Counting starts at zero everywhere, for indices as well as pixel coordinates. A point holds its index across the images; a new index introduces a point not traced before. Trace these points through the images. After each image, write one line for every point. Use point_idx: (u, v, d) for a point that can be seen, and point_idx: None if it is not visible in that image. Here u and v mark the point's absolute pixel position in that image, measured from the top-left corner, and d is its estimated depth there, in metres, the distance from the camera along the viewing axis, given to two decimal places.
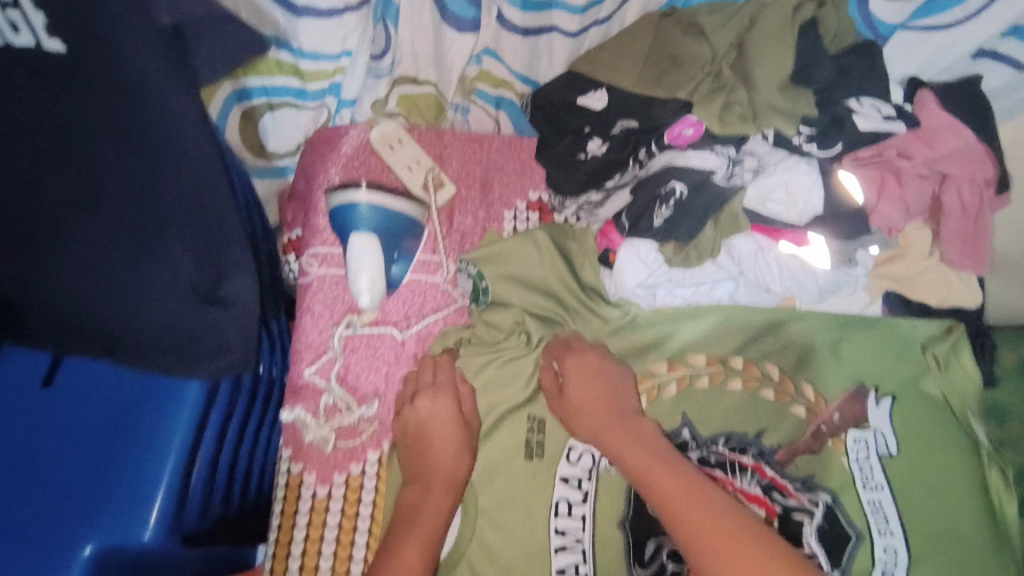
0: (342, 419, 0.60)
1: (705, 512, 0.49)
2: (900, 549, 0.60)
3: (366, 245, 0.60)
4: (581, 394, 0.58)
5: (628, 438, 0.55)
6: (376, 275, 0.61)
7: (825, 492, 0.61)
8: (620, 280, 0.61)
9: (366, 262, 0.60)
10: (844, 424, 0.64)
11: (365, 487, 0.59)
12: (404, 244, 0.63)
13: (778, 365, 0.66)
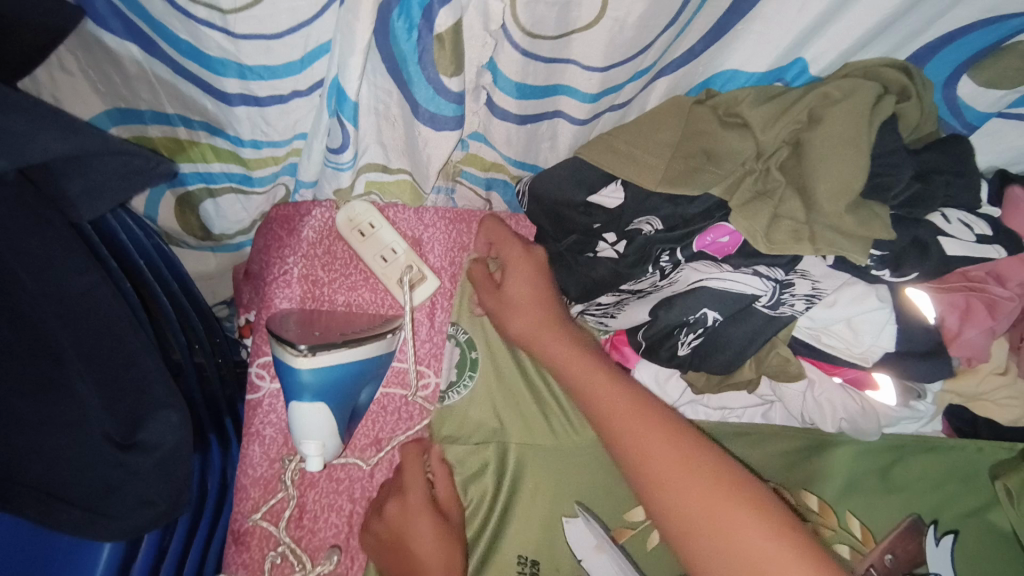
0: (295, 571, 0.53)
1: (668, 462, 0.39)
2: None
3: (312, 414, 0.50)
4: (551, 344, 0.50)
5: (580, 362, 0.48)
6: (328, 440, 0.52)
7: None
8: None
9: (312, 432, 0.51)
10: (899, 569, 0.54)
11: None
12: (360, 390, 0.53)
13: (817, 494, 0.56)
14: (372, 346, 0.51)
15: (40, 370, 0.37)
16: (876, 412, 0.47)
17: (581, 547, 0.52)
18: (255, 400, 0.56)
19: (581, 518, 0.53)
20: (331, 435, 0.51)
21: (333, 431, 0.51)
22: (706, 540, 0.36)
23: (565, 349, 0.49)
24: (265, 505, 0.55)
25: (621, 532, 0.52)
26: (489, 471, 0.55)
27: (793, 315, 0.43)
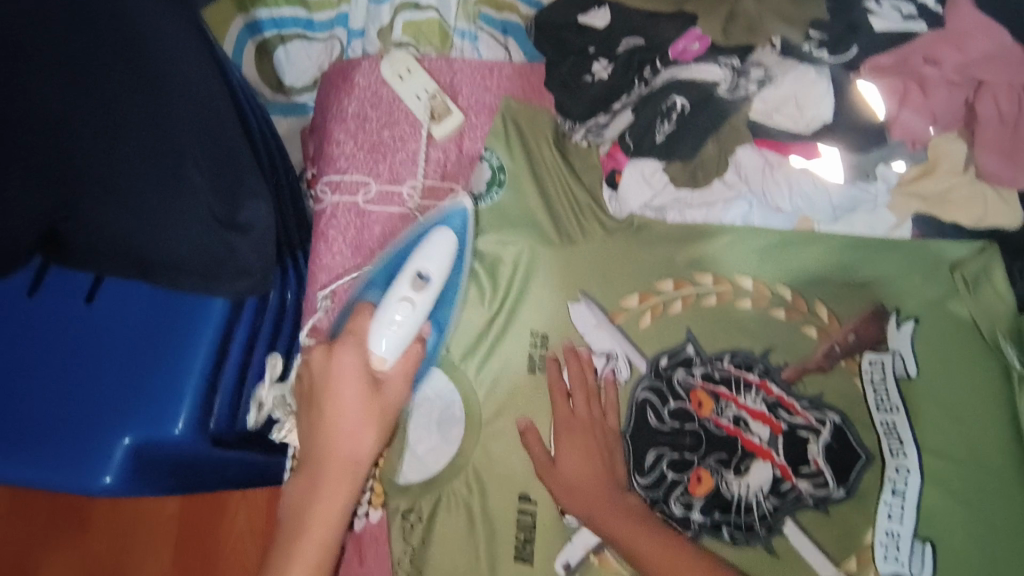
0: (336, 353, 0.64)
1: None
2: (913, 471, 0.60)
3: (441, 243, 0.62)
4: (610, 514, 0.56)
5: (601, 497, 0.57)
6: (433, 271, 0.60)
7: (834, 412, 0.62)
8: (625, 200, 0.66)
9: (423, 275, 0.59)
10: (859, 345, 0.63)
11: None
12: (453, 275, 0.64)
13: (790, 286, 0.65)
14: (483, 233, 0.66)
15: (169, 165, 0.55)
16: (828, 185, 0.63)
17: (584, 324, 0.64)
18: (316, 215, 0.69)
19: (583, 303, 0.65)
20: (414, 314, 0.58)
21: (411, 327, 0.58)
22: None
23: (621, 516, 0.56)
24: (325, 284, 0.65)
25: (618, 315, 0.65)
26: (502, 267, 0.66)
27: (749, 94, 0.62)
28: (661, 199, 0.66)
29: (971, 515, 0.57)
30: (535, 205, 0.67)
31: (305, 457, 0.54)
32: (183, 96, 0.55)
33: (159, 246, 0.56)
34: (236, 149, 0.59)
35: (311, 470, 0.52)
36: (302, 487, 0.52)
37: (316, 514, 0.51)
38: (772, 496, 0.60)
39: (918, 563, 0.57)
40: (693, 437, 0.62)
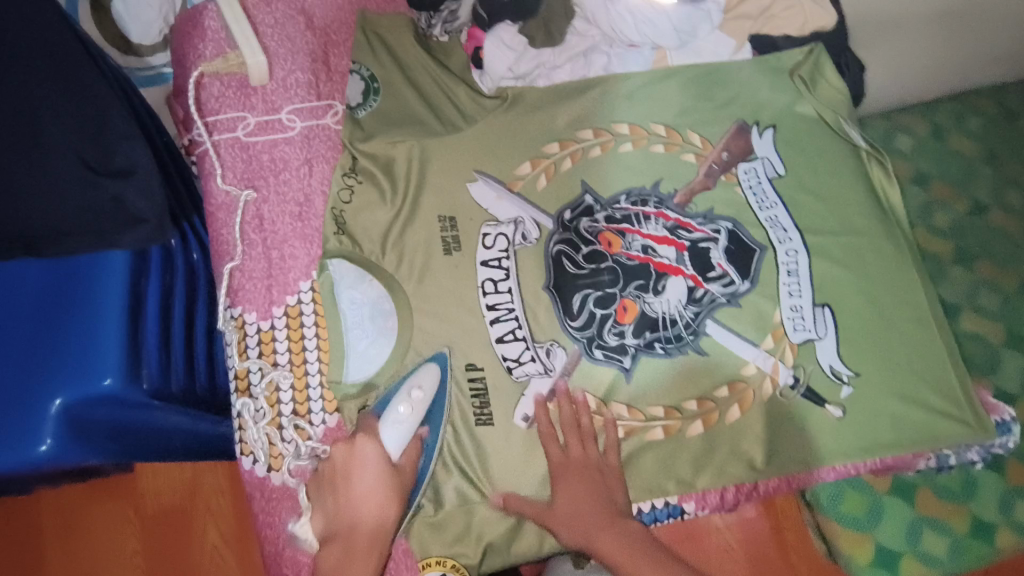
0: (254, 278, 0.64)
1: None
2: (800, 250, 0.68)
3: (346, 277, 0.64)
4: (609, 540, 0.60)
5: (606, 528, 0.60)
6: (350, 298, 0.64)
7: (724, 219, 0.68)
8: (492, 67, 0.69)
9: (418, 386, 0.61)
10: (733, 159, 0.70)
11: (278, 339, 0.64)
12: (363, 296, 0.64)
13: (662, 123, 0.71)
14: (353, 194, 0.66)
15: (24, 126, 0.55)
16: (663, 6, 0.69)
17: (486, 198, 0.67)
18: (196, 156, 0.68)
19: (481, 181, 0.68)
20: (412, 416, 0.61)
21: (413, 423, 0.61)
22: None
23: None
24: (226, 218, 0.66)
25: (516, 184, 0.68)
26: (397, 167, 0.67)
27: None
28: (523, 61, 0.70)
29: (850, 271, 0.67)
30: (417, 102, 0.69)
31: (347, 536, 0.57)
32: (27, 43, 0.56)
33: (33, 214, 0.54)
34: (95, 92, 0.58)
35: (355, 542, 0.57)
36: (336, 554, 0.56)
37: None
38: (690, 305, 0.66)
39: (823, 323, 0.66)
40: (610, 272, 0.66)
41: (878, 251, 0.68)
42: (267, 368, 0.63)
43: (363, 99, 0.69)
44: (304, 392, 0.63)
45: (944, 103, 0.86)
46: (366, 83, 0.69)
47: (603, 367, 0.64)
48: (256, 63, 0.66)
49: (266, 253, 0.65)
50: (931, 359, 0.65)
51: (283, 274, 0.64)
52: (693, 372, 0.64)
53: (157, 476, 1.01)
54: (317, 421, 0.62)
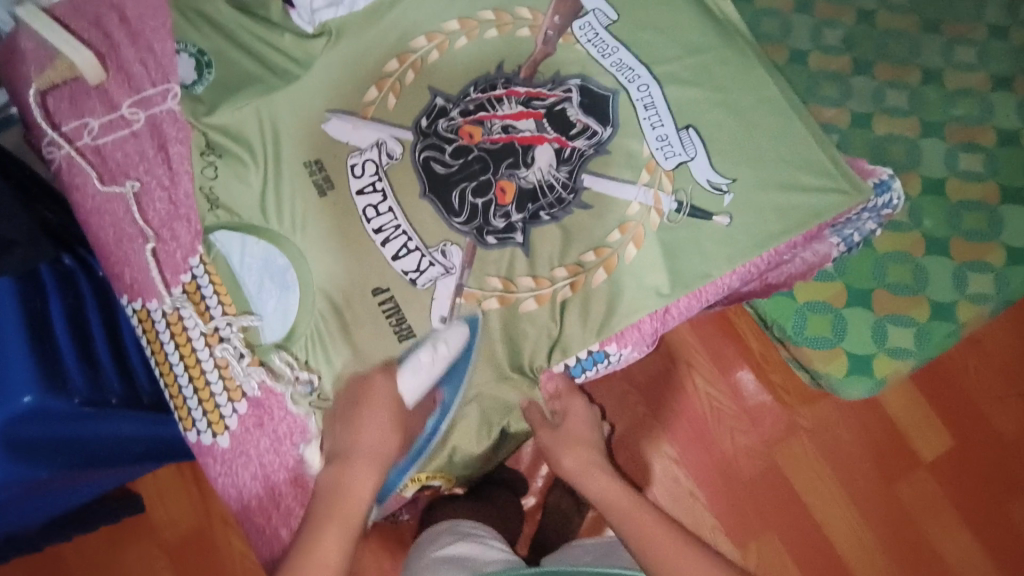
0: (144, 267, 0.68)
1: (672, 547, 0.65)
2: (651, 84, 0.69)
3: (237, 246, 0.66)
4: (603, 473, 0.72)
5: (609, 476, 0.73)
6: (247, 262, 0.66)
7: (571, 78, 0.70)
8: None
9: (441, 343, 0.64)
10: (565, 20, 0.72)
11: (184, 316, 0.67)
12: (258, 257, 0.66)
13: (489, 9, 0.72)
14: (217, 170, 0.67)
15: None
16: None
17: (343, 131, 0.68)
18: (58, 170, 0.72)
19: (334, 118, 0.68)
20: (431, 369, 0.64)
21: (431, 374, 0.64)
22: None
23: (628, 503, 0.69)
24: (104, 222, 0.70)
25: (368, 109, 0.69)
26: (246, 128, 0.68)
27: None
28: None
29: (701, 89, 0.70)
30: (250, 60, 0.70)
31: (348, 458, 0.62)
32: None
33: None
34: None
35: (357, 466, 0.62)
36: (339, 471, 0.62)
37: (341, 514, 0.60)
38: (562, 166, 0.68)
39: (691, 143, 0.68)
40: (479, 161, 0.68)
41: (723, 62, 0.71)
42: (182, 344, 0.67)
43: (196, 76, 0.70)
44: (224, 357, 0.66)
45: None
46: (195, 59, 0.70)
47: (499, 251, 0.67)
48: (86, 63, 0.69)
49: (148, 242, 0.68)
50: (797, 145, 0.69)
51: (168, 256, 0.68)
52: (583, 227, 0.67)
53: (168, 508, 1.04)
54: (245, 380, 0.66)
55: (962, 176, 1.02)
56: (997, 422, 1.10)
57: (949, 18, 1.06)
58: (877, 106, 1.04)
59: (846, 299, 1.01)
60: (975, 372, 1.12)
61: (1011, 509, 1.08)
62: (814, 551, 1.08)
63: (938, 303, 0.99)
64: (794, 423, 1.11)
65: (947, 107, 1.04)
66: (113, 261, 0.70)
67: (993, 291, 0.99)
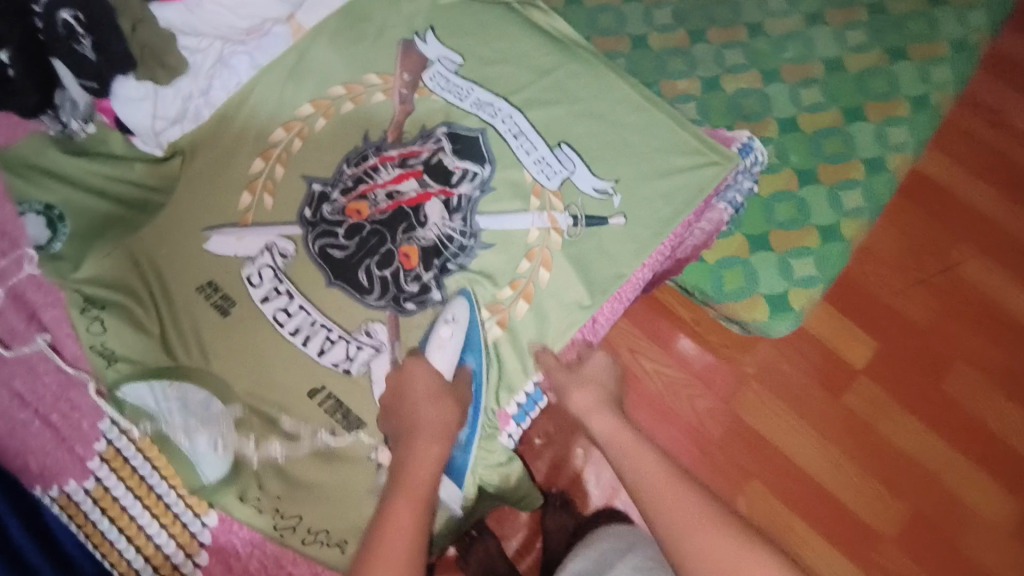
0: (55, 449, 0.63)
1: (684, 507, 0.55)
2: (513, 114, 0.72)
3: (150, 395, 0.62)
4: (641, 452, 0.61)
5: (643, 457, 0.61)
6: (166, 407, 0.62)
7: (437, 128, 0.71)
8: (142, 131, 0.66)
9: (452, 317, 0.65)
10: (414, 77, 0.73)
11: (113, 486, 0.63)
12: (175, 400, 0.62)
13: (337, 83, 0.72)
14: (103, 324, 0.63)
15: None
16: None
17: (228, 244, 0.66)
18: None
19: (215, 234, 0.66)
20: (454, 338, 0.65)
21: (456, 346, 0.65)
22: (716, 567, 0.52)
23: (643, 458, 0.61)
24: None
25: (247, 216, 0.67)
26: (123, 272, 0.64)
27: None
28: (166, 104, 0.66)
29: (562, 106, 0.73)
30: (104, 200, 0.66)
31: (410, 436, 0.59)
32: None
33: None
34: None
35: (419, 442, 0.59)
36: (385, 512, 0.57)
37: (409, 488, 0.56)
38: (455, 215, 0.69)
39: (568, 158, 0.71)
40: (375, 234, 0.68)
41: (573, 75, 0.74)
42: (118, 517, 0.62)
43: (53, 232, 0.65)
44: (169, 514, 0.63)
45: None
46: (46, 217, 0.66)
47: (421, 314, 0.66)
48: None
49: (51, 422, 0.63)
50: (663, 133, 0.73)
51: (77, 429, 0.63)
52: (492, 266, 0.69)
53: None
54: (198, 529, 0.63)
55: (808, 109, 1.15)
56: (908, 314, 1.21)
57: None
58: (720, 67, 1.16)
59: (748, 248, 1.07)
60: (876, 277, 1.23)
61: (945, 387, 1.18)
62: (798, 486, 1.13)
63: (826, 227, 1.08)
64: (743, 375, 1.17)
65: (777, 52, 1.17)
66: (11, 454, 0.63)
67: (867, 203, 1.09)
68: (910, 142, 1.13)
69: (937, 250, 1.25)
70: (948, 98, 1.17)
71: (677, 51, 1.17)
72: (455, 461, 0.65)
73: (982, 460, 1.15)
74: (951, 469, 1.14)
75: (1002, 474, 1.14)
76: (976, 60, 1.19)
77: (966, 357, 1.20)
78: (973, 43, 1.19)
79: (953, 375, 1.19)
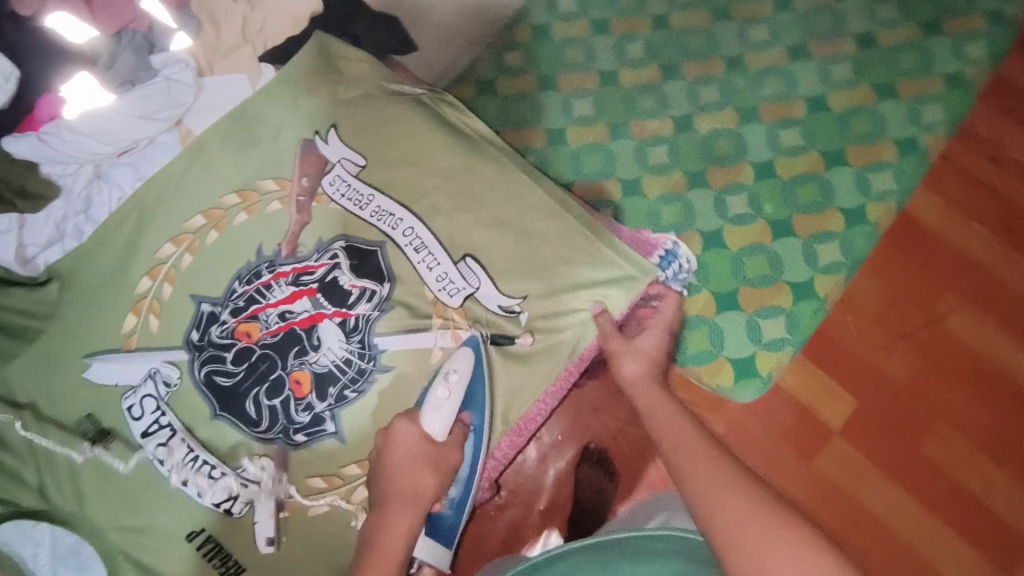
0: None
1: (704, 463, 0.58)
2: (415, 225, 0.68)
3: (24, 538, 0.58)
4: (666, 421, 0.65)
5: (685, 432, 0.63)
6: (40, 551, 0.59)
7: (335, 241, 0.67)
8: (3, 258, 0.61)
9: (452, 371, 0.63)
10: (311, 183, 0.69)
11: None
12: (51, 544, 0.59)
13: (231, 192, 0.68)
14: None
15: None
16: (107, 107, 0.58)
17: (108, 374, 0.63)
18: None
19: (95, 363, 0.63)
20: (450, 402, 0.62)
21: (451, 409, 0.63)
22: (762, 558, 0.49)
23: (682, 432, 0.63)
24: None
25: (130, 342, 0.64)
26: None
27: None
28: (36, 229, 0.62)
29: (468, 214, 0.69)
30: None
31: (384, 505, 0.59)
32: None
33: None
34: None
35: (397, 467, 0.60)
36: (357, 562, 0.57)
37: (377, 562, 0.56)
38: (351, 337, 0.65)
39: (472, 275, 0.67)
40: (265, 360, 0.64)
41: (482, 178, 0.69)
42: None
43: None
44: None
45: (579, 17, 1.15)
46: None
47: (314, 447, 0.63)
48: None
49: None
50: (576, 242, 0.68)
51: None
52: (389, 393, 0.64)
53: None
54: None
55: (786, 153, 1.06)
56: (886, 369, 1.01)
57: (735, 3, 1.15)
58: (695, 106, 1.09)
59: (715, 307, 1.01)
60: (856, 328, 1.03)
61: (926, 448, 0.98)
62: None
63: (798, 284, 1.00)
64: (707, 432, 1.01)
65: (756, 89, 1.10)
66: None
67: (844, 258, 1.02)
68: (893, 190, 1.05)
69: (922, 296, 1.04)
70: (935, 144, 1.07)
71: (648, 88, 1.11)
72: (443, 521, 0.65)
73: (966, 532, 0.95)
74: (927, 537, 0.95)
75: (993, 547, 0.95)
76: (972, 98, 1.09)
77: (948, 417, 0.99)
78: (966, 82, 1.09)
79: (938, 435, 0.99)
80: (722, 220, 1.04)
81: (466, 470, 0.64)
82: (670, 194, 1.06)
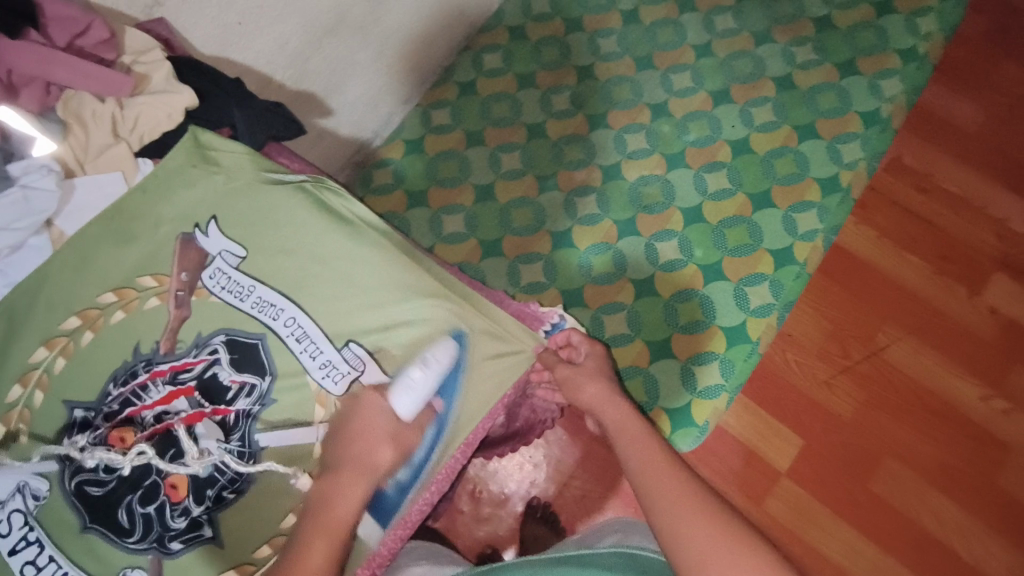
0: None
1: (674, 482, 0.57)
2: (296, 314, 0.67)
3: None
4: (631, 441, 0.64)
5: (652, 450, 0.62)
6: None
7: (215, 336, 0.66)
8: None
9: (429, 360, 0.63)
10: (190, 277, 0.68)
11: None
12: None
13: (108, 290, 0.67)
14: None
15: None
16: None
17: None
18: None
19: None
20: (424, 383, 0.63)
21: (423, 392, 0.63)
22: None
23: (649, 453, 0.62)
24: None
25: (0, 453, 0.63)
26: None
27: None
28: None
29: (351, 299, 0.68)
30: None
31: (339, 467, 0.59)
32: None
33: None
34: None
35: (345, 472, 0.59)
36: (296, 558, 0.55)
37: (324, 527, 0.56)
38: (229, 436, 0.63)
39: (355, 358, 0.66)
40: (139, 466, 0.62)
41: (364, 264, 0.69)
42: None
43: None
44: None
45: (504, 73, 1.16)
46: None
47: (189, 555, 0.60)
48: None
49: None
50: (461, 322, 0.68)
51: None
52: (271, 492, 0.62)
53: None
54: None
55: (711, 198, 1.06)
56: (833, 408, 1.00)
57: (657, 51, 1.16)
58: (620, 155, 1.09)
59: (648, 357, 0.97)
60: (799, 367, 1.02)
61: (879, 485, 0.96)
62: None
63: (730, 328, 0.99)
64: None
65: (681, 134, 1.10)
66: None
67: (774, 298, 1.00)
68: (818, 229, 1.04)
69: (861, 328, 1.03)
70: (859, 180, 1.07)
71: (573, 139, 1.11)
72: (386, 500, 0.63)
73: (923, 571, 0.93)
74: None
75: None
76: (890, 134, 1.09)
77: (897, 452, 0.98)
78: (886, 115, 1.09)
79: (891, 471, 0.97)
80: (651, 267, 1.03)
81: (421, 455, 0.63)
82: (599, 242, 1.05)
